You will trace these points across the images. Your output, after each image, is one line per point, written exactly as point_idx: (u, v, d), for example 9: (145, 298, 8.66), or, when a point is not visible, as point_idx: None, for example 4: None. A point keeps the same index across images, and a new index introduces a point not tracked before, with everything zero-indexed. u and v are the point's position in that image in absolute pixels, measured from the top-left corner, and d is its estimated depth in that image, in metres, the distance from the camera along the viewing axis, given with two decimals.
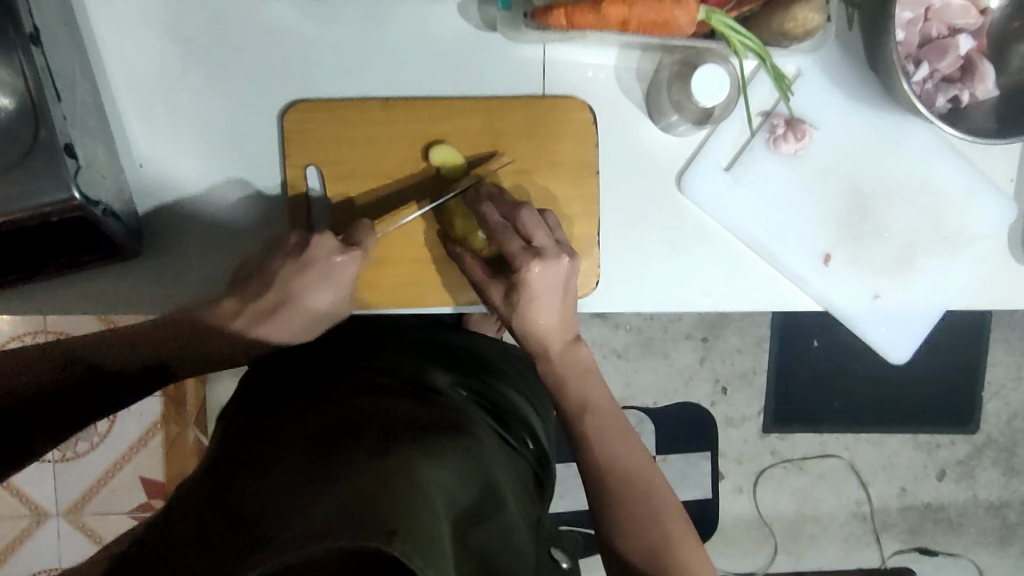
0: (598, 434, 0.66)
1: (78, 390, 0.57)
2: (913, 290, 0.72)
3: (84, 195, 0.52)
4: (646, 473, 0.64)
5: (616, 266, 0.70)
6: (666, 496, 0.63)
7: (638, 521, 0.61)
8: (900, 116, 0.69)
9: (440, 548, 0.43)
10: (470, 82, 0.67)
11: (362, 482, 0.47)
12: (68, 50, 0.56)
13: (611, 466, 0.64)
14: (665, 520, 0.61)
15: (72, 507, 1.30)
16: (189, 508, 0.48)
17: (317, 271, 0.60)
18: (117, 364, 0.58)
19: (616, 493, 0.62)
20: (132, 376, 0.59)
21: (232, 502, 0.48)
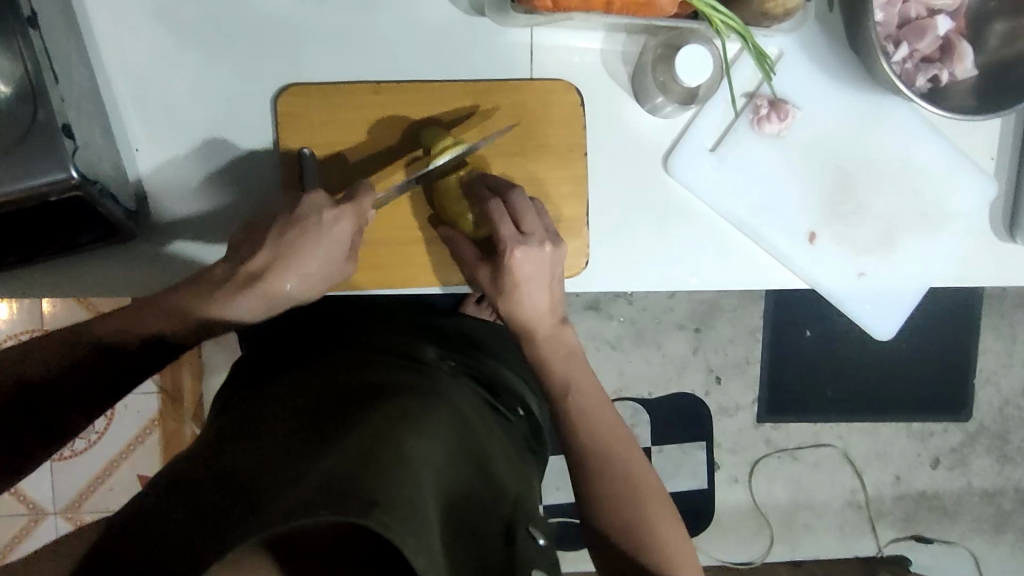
0: (583, 417, 0.65)
1: (75, 376, 0.57)
2: (897, 268, 0.73)
3: (81, 174, 0.53)
4: (629, 456, 0.64)
5: (605, 246, 0.72)
6: (648, 480, 0.63)
7: (619, 504, 0.61)
8: (881, 96, 0.71)
9: (423, 521, 0.44)
10: (460, 67, 0.68)
11: (352, 453, 0.48)
12: (64, 36, 0.57)
13: (593, 450, 0.64)
14: (645, 503, 0.61)
15: (70, 506, 1.31)
16: (179, 476, 0.49)
17: (309, 229, 0.59)
18: (111, 344, 0.58)
19: (597, 476, 0.63)
20: (96, 378, 0.57)
21: (221, 471, 0.48)
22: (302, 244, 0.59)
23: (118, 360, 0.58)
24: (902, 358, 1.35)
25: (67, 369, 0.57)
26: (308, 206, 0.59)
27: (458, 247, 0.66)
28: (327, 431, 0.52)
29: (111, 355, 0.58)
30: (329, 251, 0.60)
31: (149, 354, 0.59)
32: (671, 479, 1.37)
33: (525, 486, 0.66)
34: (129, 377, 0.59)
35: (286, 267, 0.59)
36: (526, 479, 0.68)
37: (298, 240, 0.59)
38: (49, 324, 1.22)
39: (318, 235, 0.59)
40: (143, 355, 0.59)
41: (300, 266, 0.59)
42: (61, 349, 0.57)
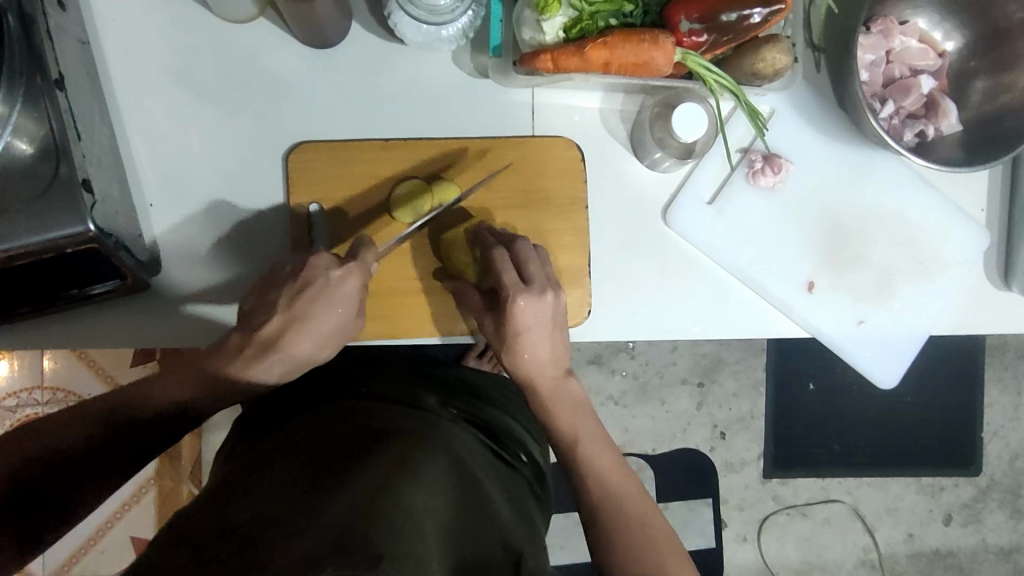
0: (593, 466, 0.63)
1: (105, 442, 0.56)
2: (895, 316, 0.74)
3: (98, 227, 0.55)
4: (640, 507, 0.61)
5: (607, 295, 0.73)
6: (662, 529, 0.59)
7: (632, 554, 0.57)
8: (872, 150, 0.74)
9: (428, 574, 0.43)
10: (464, 125, 0.71)
11: (356, 505, 0.48)
12: (90, 98, 0.60)
13: (606, 496, 0.61)
14: (660, 552, 0.57)
15: (59, 569, 1.28)
16: (187, 520, 0.49)
17: (317, 290, 0.59)
18: (142, 409, 0.58)
19: (609, 523, 0.59)
20: (120, 449, 0.57)
21: (229, 517, 0.48)
22: (312, 304, 0.59)
23: (141, 435, 0.58)
24: (907, 410, 1.34)
25: (92, 440, 0.56)
26: (316, 267, 0.59)
27: (464, 294, 0.67)
28: (331, 481, 0.51)
29: (136, 432, 0.58)
30: (340, 307, 0.60)
31: (173, 422, 0.59)
32: None
33: (533, 535, 0.65)
34: (150, 450, 0.59)
35: (302, 314, 0.59)
36: (532, 526, 0.67)
37: (308, 301, 0.59)
38: (50, 381, 1.22)
39: (327, 293, 0.59)
40: (166, 429, 0.59)
41: (311, 323, 0.59)
42: (83, 428, 0.56)
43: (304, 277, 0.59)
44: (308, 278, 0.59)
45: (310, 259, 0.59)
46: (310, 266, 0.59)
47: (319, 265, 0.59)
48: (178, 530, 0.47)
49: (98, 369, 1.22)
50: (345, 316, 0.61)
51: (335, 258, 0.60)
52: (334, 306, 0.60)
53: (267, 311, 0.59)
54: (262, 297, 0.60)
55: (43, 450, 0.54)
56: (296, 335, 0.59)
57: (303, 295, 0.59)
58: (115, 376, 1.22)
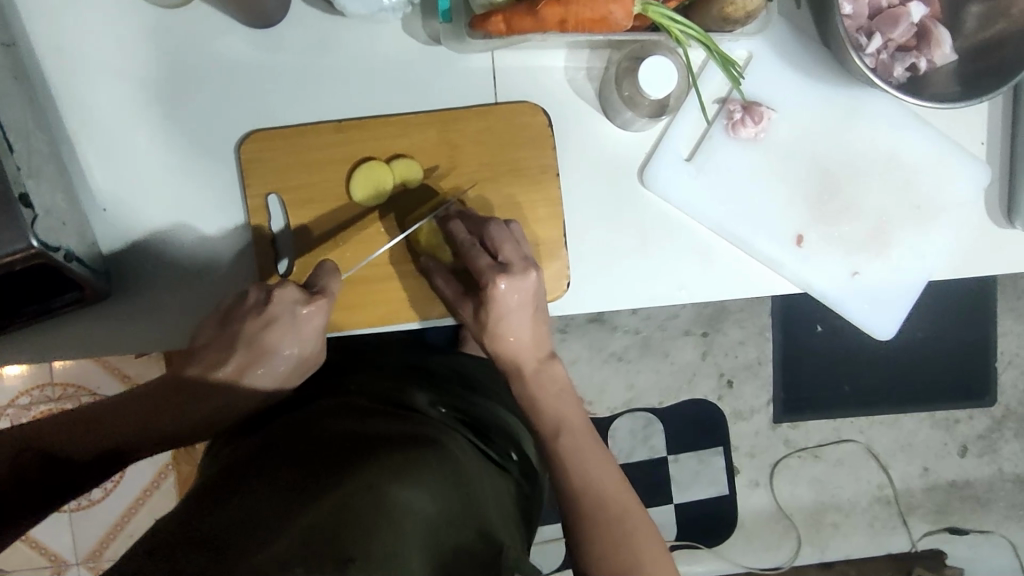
0: (575, 456, 0.63)
1: (26, 482, 0.53)
2: (890, 265, 0.71)
3: (42, 241, 0.53)
4: (617, 496, 0.62)
5: (589, 263, 0.70)
6: (639, 519, 0.61)
7: (609, 546, 0.59)
8: (859, 90, 0.69)
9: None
10: (422, 98, 0.67)
11: (334, 505, 0.48)
12: (20, 103, 0.57)
13: (586, 488, 0.62)
14: (635, 543, 0.59)
15: (91, 556, 1.31)
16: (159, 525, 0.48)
17: (283, 324, 0.61)
18: (71, 446, 0.55)
19: (590, 515, 0.60)
20: (37, 491, 0.53)
21: (200, 518, 0.47)
22: (278, 339, 0.61)
23: (64, 468, 0.55)
24: (918, 346, 1.31)
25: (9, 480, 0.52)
26: (281, 303, 0.61)
27: (440, 281, 0.65)
28: (310, 480, 0.51)
29: (60, 465, 0.55)
30: (304, 337, 0.63)
31: (103, 460, 0.57)
32: (690, 489, 1.34)
33: (515, 528, 0.65)
34: (74, 486, 0.55)
35: (277, 340, 0.61)
36: (516, 522, 0.66)
37: (275, 337, 0.61)
38: (59, 378, 1.22)
39: (294, 327, 0.62)
40: (94, 465, 0.56)
41: (278, 353, 0.62)
42: (4, 454, 0.54)
43: (270, 312, 0.61)
44: (274, 312, 0.61)
45: (275, 293, 0.61)
46: (274, 302, 0.61)
47: (285, 299, 0.61)
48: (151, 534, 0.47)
49: (102, 363, 1.23)
50: (309, 347, 0.63)
51: (301, 293, 0.61)
52: (298, 339, 0.62)
53: (228, 350, 0.61)
54: (225, 329, 0.62)
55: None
56: (259, 373, 0.62)
57: (270, 329, 0.61)
58: (121, 368, 1.22)
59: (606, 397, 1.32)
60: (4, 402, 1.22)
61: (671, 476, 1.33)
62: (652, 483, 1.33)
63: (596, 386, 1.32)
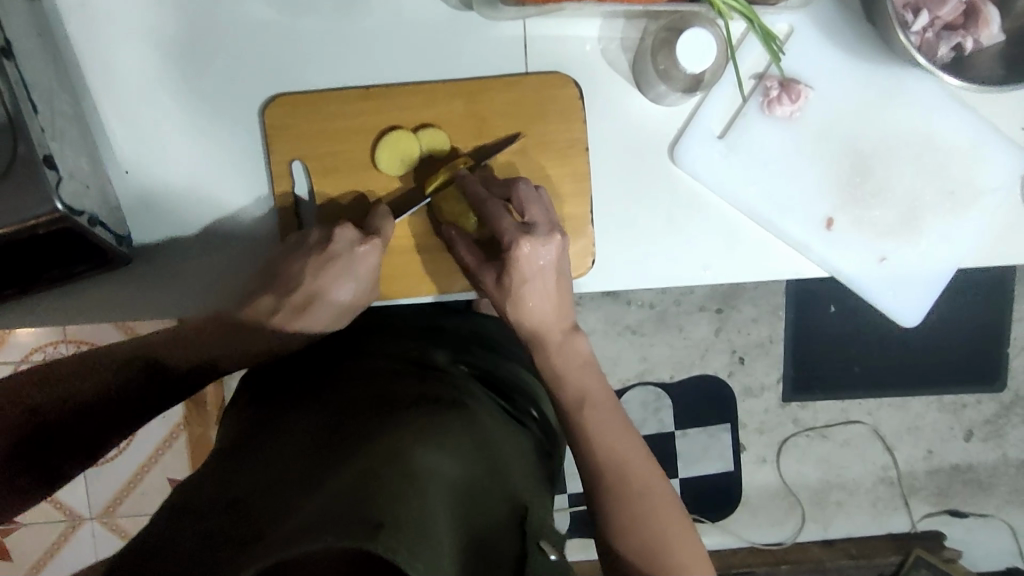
0: (600, 429, 0.63)
1: (140, 390, 0.59)
2: (920, 249, 0.70)
3: (67, 206, 0.52)
4: (641, 471, 0.62)
5: (613, 239, 0.69)
6: (663, 495, 0.61)
7: (633, 520, 0.59)
8: (900, 69, 0.67)
9: (435, 541, 0.44)
10: (451, 65, 0.66)
11: (363, 467, 0.48)
12: (43, 60, 0.55)
13: (610, 464, 0.62)
14: (660, 520, 0.59)
15: (104, 510, 1.33)
16: (190, 502, 0.48)
17: (342, 263, 0.62)
18: (171, 360, 0.61)
19: (613, 491, 0.61)
20: (147, 398, 0.59)
21: (231, 497, 0.48)
22: (336, 278, 0.62)
23: (166, 381, 0.60)
24: (932, 330, 1.31)
25: (119, 390, 0.58)
26: (341, 241, 0.61)
27: (461, 247, 0.63)
28: (340, 446, 0.52)
29: (162, 375, 0.60)
30: (362, 279, 0.63)
31: (194, 374, 0.61)
32: (696, 464, 1.35)
33: (540, 492, 0.65)
34: (174, 395, 0.61)
35: (331, 279, 0.62)
36: (543, 486, 0.67)
37: (332, 274, 0.62)
38: (73, 335, 1.22)
39: (352, 267, 0.62)
40: (185, 380, 0.61)
41: (335, 293, 0.63)
42: (116, 363, 0.59)
43: (330, 251, 0.62)
44: (333, 251, 0.62)
45: (335, 233, 0.62)
46: (336, 240, 0.62)
47: (343, 239, 0.62)
48: (192, 500, 0.49)
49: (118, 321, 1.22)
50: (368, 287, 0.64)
51: (358, 234, 0.62)
52: (356, 278, 0.63)
53: (290, 284, 0.63)
54: (290, 260, 0.63)
55: (118, 365, 0.59)
56: (326, 302, 0.63)
57: (328, 267, 0.62)
58: (133, 327, 1.21)
59: (618, 370, 1.33)
60: (19, 357, 1.22)
61: (679, 450, 1.34)
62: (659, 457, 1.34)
63: (609, 359, 1.32)
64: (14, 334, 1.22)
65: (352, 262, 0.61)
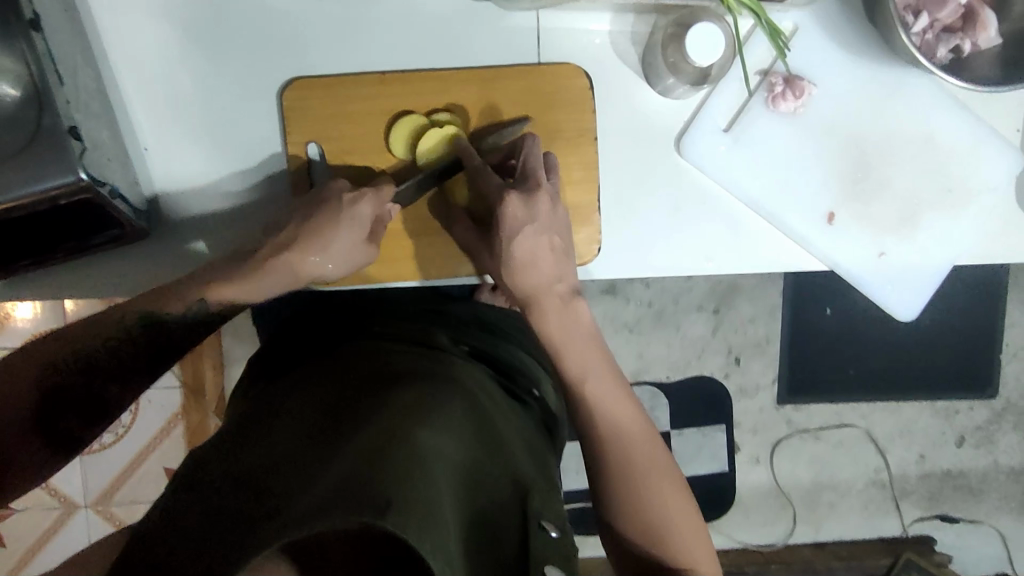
0: (601, 407, 0.63)
1: (138, 345, 0.57)
2: (917, 245, 0.71)
3: (90, 175, 0.53)
4: (643, 453, 0.62)
5: (618, 229, 0.70)
6: (664, 472, 0.61)
7: (634, 501, 0.60)
8: (901, 69, 0.69)
9: (440, 522, 0.44)
10: (465, 53, 0.67)
11: (368, 448, 0.48)
12: (69, 34, 0.57)
13: (613, 444, 0.61)
14: (661, 498, 0.60)
15: (99, 497, 1.33)
16: (199, 481, 0.49)
17: (333, 211, 0.61)
18: (167, 312, 0.58)
19: (617, 469, 0.61)
20: (148, 352, 0.57)
21: (239, 477, 0.48)
22: (328, 226, 0.61)
23: (166, 335, 0.58)
24: (926, 335, 1.33)
25: (118, 343, 0.56)
26: (333, 189, 0.62)
27: (460, 230, 0.66)
28: (345, 428, 0.52)
29: (160, 329, 0.58)
30: (354, 229, 0.62)
31: (194, 325, 0.59)
32: (691, 462, 1.36)
33: (543, 474, 0.66)
34: (175, 349, 0.59)
35: (324, 228, 0.61)
36: (547, 469, 0.68)
37: (324, 223, 0.61)
38: (74, 321, 1.22)
39: (344, 216, 0.61)
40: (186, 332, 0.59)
41: (328, 245, 0.62)
42: (111, 318, 0.57)
43: (324, 198, 0.62)
44: (326, 200, 0.62)
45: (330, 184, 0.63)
46: (328, 190, 0.62)
47: (336, 189, 0.62)
48: (201, 480, 0.49)
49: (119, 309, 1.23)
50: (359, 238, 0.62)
51: (350, 185, 0.63)
52: (348, 227, 0.62)
53: (280, 230, 0.63)
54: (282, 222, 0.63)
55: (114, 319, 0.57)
56: (311, 257, 0.62)
57: (320, 213, 0.62)
58: None
59: None
60: (18, 342, 1.23)
61: (673, 448, 1.36)
62: None
63: None
64: (14, 319, 1.22)
65: (342, 209, 0.61)
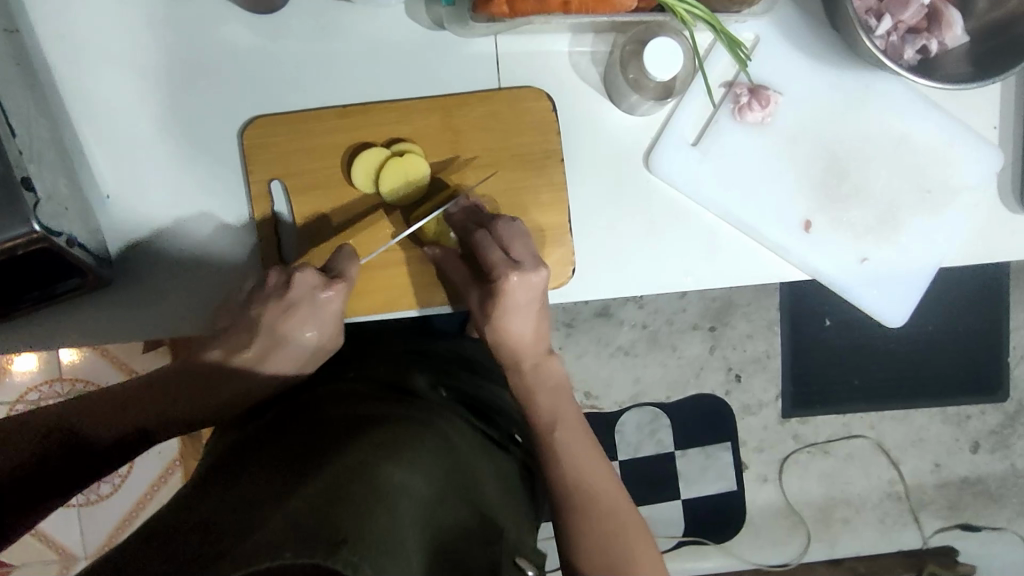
0: (569, 450, 0.62)
1: (72, 456, 0.55)
2: (900, 250, 0.70)
3: (45, 226, 0.52)
4: (608, 494, 0.61)
5: (593, 252, 0.69)
6: (630, 515, 0.60)
7: (596, 543, 0.58)
8: (869, 73, 0.68)
9: (397, 558, 0.43)
10: (425, 83, 0.67)
11: (327, 485, 0.47)
12: (23, 89, 0.57)
13: (578, 485, 0.61)
14: (627, 539, 0.58)
15: (99, 551, 1.29)
16: (157, 522, 0.47)
17: (303, 308, 0.62)
18: (102, 425, 0.57)
19: (576, 510, 0.60)
20: (81, 464, 0.56)
21: (194, 514, 0.47)
22: (297, 323, 0.62)
23: (98, 449, 0.57)
24: (930, 340, 1.30)
25: (48, 456, 0.54)
26: (300, 287, 0.62)
27: (448, 264, 0.64)
28: (307, 462, 0.51)
29: (90, 445, 0.56)
30: (325, 322, 0.64)
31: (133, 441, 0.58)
32: (698, 484, 1.32)
33: (517, 515, 0.64)
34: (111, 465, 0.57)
35: (297, 322, 0.62)
36: (521, 511, 0.65)
37: (296, 319, 0.62)
38: (69, 373, 1.21)
39: (314, 311, 0.62)
40: (123, 445, 0.58)
41: (298, 337, 0.63)
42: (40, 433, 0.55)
43: (290, 296, 0.62)
44: (294, 297, 0.62)
45: (295, 277, 0.62)
46: (296, 285, 0.62)
47: (305, 283, 0.62)
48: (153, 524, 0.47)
49: (113, 358, 1.22)
50: (331, 331, 0.64)
51: (321, 277, 0.62)
52: (318, 324, 0.63)
53: (249, 335, 0.63)
54: (246, 313, 0.63)
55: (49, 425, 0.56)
56: (290, 347, 0.63)
57: (290, 313, 0.62)
58: (128, 364, 1.21)
59: (613, 391, 1.31)
60: (13, 398, 1.22)
61: (679, 470, 1.32)
62: (660, 478, 1.32)
63: (603, 381, 1.31)
64: (11, 371, 1.21)
65: (315, 306, 0.62)
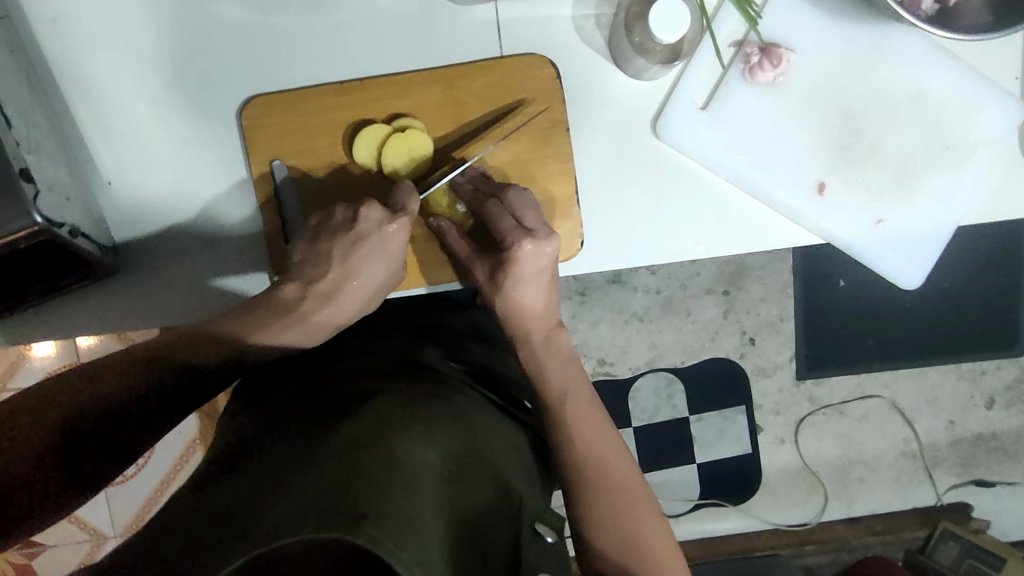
0: (580, 423, 0.62)
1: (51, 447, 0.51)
2: (916, 210, 0.68)
3: (47, 217, 0.52)
4: (620, 467, 0.61)
5: (602, 221, 0.68)
6: (640, 488, 0.61)
7: (609, 520, 0.59)
8: (884, 25, 0.65)
9: (420, 531, 0.43)
10: (425, 55, 0.65)
11: (344, 460, 0.47)
12: (16, 75, 0.56)
13: (588, 459, 0.61)
14: (636, 514, 0.59)
15: (127, 529, 1.32)
16: (182, 505, 0.47)
17: (372, 242, 0.60)
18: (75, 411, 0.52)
19: (589, 486, 0.60)
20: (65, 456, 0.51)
21: (216, 496, 0.47)
22: (369, 256, 0.60)
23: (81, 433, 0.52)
24: (945, 297, 1.28)
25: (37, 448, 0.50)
26: (368, 222, 0.60)
27: (452, 238, 0.63)
28: (324, 435, 0.51)
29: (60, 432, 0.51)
30: (386, 257, 0.62)
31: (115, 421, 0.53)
32: (712, 448, 1.33)
33: (533, 482, 0.64)
34: (106, 449, 0.53)
35: (364, 258, 0.60)
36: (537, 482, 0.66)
37: (366, 251, 0.60)
38: (87, 356, 1.22)
39: (382, 246, 0.61)
40: (118, 425, 0.54)
41: (366, 271, 0.61)
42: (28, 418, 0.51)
43: (359, 229, 0.60)
44: (360, 230, 0.60)
45: (364, 211, 0.60)
46: (363, 219, 0.59)
47: (371, 218, 0.60)
48: (176, 508, 0.48)
49: (130, 341, 1.22)
50: (396, 265, 0.63)
51: (385, 212, 0.60)
52: (386, 258, 0.61)
53: (320, 265, 0.61)
54: (312, 246, 0.61)
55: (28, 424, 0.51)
56: (355, 287, 0.62)
57: (359, 246, 0.60)
58: (144, 346, 1.21)
59: (627, 358, 1.31)
60: (34, 382, 1.23)
61: (694, 434, 1.33)
62: (675, 442, 1.32)
63: (617, 348, 1.31)
64: (31, 357, 1.22)
65: (384, 241, 0.60)
